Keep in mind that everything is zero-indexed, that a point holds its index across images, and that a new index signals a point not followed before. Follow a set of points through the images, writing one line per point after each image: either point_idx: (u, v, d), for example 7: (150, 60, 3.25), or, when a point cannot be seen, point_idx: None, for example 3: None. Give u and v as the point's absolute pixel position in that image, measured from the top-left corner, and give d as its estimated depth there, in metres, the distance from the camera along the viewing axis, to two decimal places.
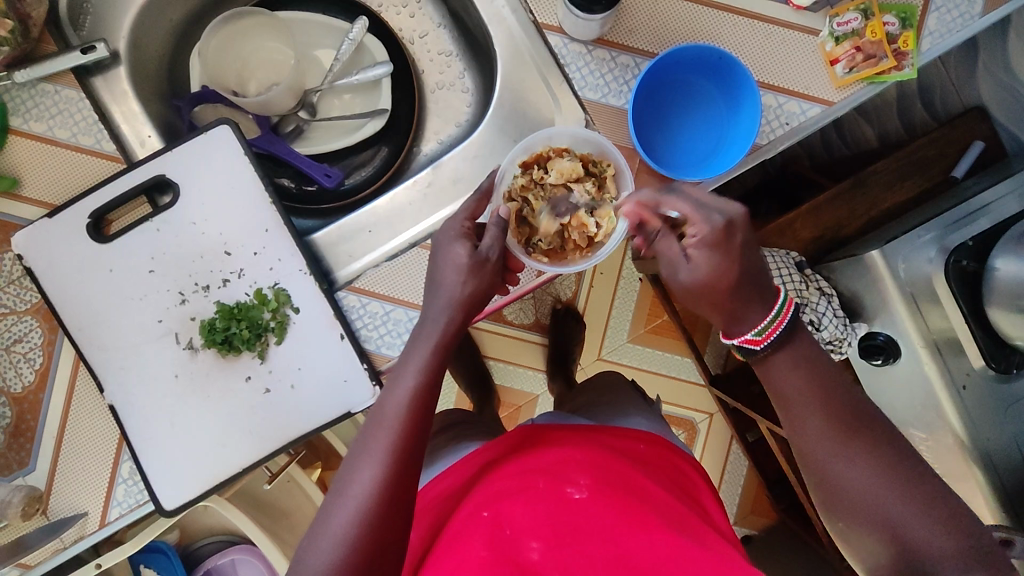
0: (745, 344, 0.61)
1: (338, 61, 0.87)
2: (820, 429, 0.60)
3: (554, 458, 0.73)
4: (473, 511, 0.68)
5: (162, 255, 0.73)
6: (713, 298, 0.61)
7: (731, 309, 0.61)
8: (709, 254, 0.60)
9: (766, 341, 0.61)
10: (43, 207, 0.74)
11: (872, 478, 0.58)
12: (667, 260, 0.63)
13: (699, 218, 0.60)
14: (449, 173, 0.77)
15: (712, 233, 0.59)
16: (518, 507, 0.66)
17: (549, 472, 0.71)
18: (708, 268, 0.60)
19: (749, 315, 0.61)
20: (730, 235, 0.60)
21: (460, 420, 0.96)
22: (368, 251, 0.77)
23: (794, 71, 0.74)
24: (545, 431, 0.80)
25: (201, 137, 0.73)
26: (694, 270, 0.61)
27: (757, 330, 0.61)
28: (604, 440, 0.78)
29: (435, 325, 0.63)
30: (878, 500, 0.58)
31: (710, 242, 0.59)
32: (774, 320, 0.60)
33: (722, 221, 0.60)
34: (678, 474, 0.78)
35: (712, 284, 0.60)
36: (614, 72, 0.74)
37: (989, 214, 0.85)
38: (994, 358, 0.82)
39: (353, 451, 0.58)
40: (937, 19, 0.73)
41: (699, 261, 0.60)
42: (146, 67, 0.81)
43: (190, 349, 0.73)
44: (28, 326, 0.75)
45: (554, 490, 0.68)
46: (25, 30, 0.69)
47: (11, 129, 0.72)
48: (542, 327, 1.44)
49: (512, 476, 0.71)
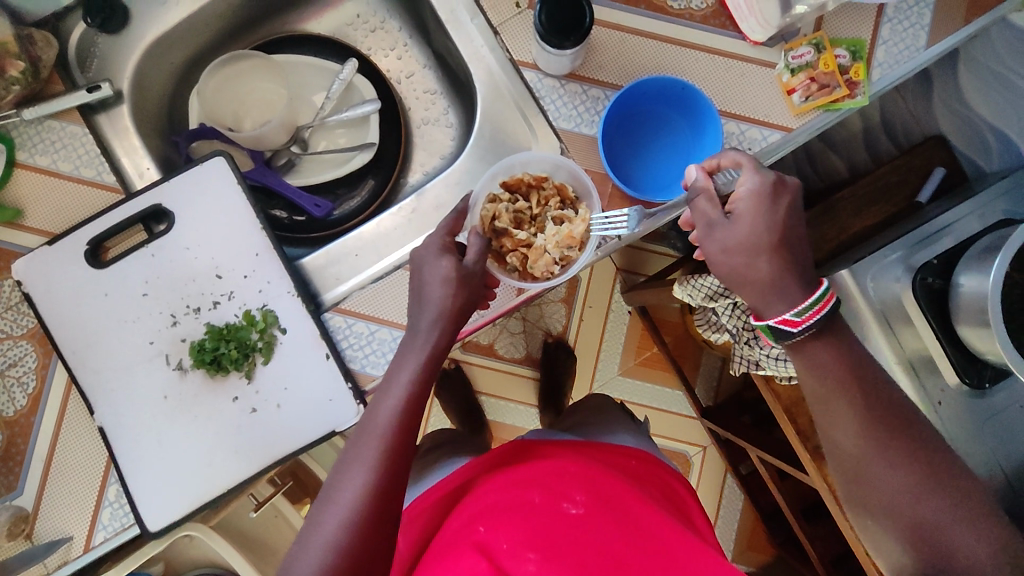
0: (784, 323, 0.67)
1: (328, 100, 0.92)
2: (860, 432, 0.68)
3: (548, 472, 0.76)
4: (468, 525, 0.71)
5: (156, 279, 0.76)
6: (759, 254, 0.67)
7: (773, 279, 0.67)
8: (763, 209, 0.67)
9: (805, 324, 0.66)
10: (43, 236, 0.77)
11: (912, 485, 0.67)
12: (704, 223, 0.70)
13: (752, 177, 0.68)
14: (432, 201, 0.82)
15: (766, 187, 0.67)
16: (514, 521, 0.69)
17: (544, 486, 0.74)
18: (758, 217, 0.67)
19: (787, 297, 0.67)
20: (779, 193, 0.68)
21: (454, 441, 0.99)
22: (353, 274, 0.80)
23: (754, 101, 0.79)
24: (535, 447, 0.83)
25: (197, 168, 0.77)
26: (735, 228, 0.67)
27: (796, 312, 0.66)
28: (594, 454, 0.82)
29: (427, 339, 0.68)
30: (913, 505, 0.66)
31: (764, 197, 0.67)
32: (813, 303, 0.66)
33: (774, 178, 0.68)
34: (667, 488, 0.82)
35: (755, 240, 0.67)
36: (586, 104, 0.79)
37: (954, 232, 0.91)
38: (967, 374, 0.88)
39: (343, 460, 0.64)
40: (885, 51, 0.79)
41: (746, 212, 0.67)
42: (148, 107, 0.86)
43: (179, 369, 0.75)
44: (23, 350, 0.77)
45: (550, 504, 0.71)
46: (35, 72, 0.75)
47: (18, 163, 0.77)
48: (534, 361, 1.47)
49: (508, 489, 0.74)
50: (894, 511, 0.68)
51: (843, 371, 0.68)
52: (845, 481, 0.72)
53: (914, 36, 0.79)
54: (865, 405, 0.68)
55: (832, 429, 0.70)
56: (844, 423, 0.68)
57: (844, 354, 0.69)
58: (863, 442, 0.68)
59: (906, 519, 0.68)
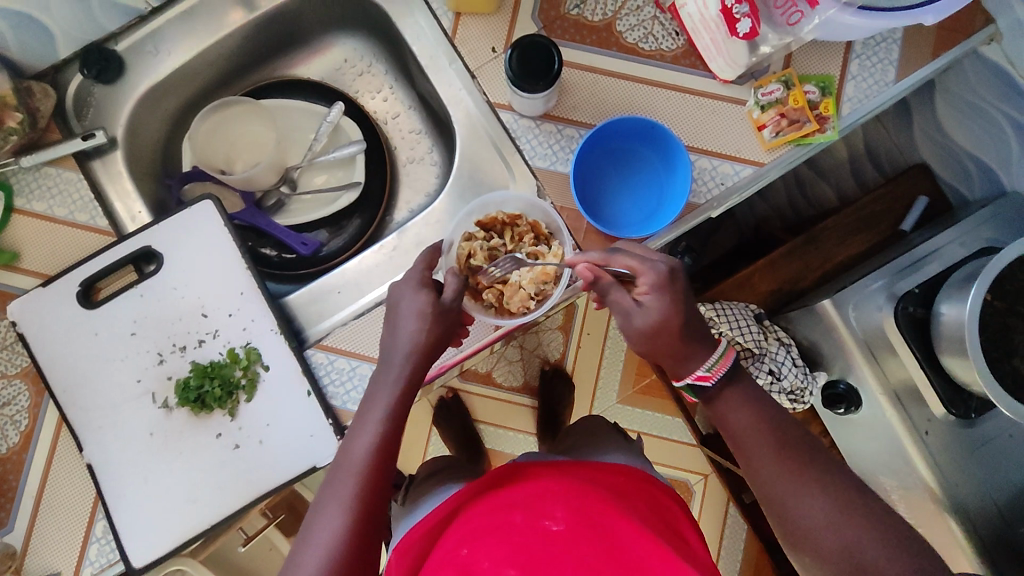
0: (697, 380, 0.70)
1: (316, 141, 0.95)
2: (773, 459, 0.67)
3: (529, 493, 0.76)
4: (451, 550, 0.70)
5: (144, 318, 0.79)
6: (665, 339, 0.68)
7: (683, 351, 0.69)
8: (655, 297, 0.68)
9: (716, 376, 0.70)
10: (39, 278, 0.80)
11: (829, 513, 0.64)
12: (619, 312, 0.70)
13: (647, 268, 0.68)
14: (413, 238, 0.84)
15: (659, 277, 0.68)
16: (497, 543, 0.68)
17: (526, 507, 0.73)
18: (661, 309, 0.68)
19: (696, 356, 0.70)
20: (673, 279, 0.69)
21: (448, 468, 0.98)
22: (336, 311, 0.82)
23: (725, 137, 0.80)
24: (520, 467, 0.83)
25: (186, 211, 0.80)
26: (646, 315, 0.68)
27: (707, 367, 0.70)
28: (581, 474, 0.80)
29: (400, 372, 0.69)
30: (841, 537, 0.63)
31: (659, 286, 0.68)
32: (718, 357, 0.70)
33: (665, 268, 0.69)
34: (659, 504, 0.78)
35: (667, 325, 0.68)
36: (561, 143, 0.81)
37: (941, 257, 0.90)
38: (954, 404, 0.87)
39: (321, 497, 0.66)
40: (854, 86, 0.80)
41: (653, 304, 0.68)
42: (142, 151, 0.89)
43: (165, 407, 0.77)
44: (17, 389, 0.79)
45: (531, 523, 0.70)
46: (33, 122, 0.79)
47: (15, 208, 0.80)
48: (531, 390, 1.47)
49: (494, 512, 0.73)
50: (826, 549, 0.63)
51: (764, 410, 0.70)
52: (779, 532, 0.68)
53: (883, 71, 0.80)
54: (778, 442, 0.68)
55: (748, 464, 0.69)
56: (759, 454, 0.68)
57: (747, 393, 0.71)
58: (775, 468, 0.67)
59: (836, 555, 0.63)
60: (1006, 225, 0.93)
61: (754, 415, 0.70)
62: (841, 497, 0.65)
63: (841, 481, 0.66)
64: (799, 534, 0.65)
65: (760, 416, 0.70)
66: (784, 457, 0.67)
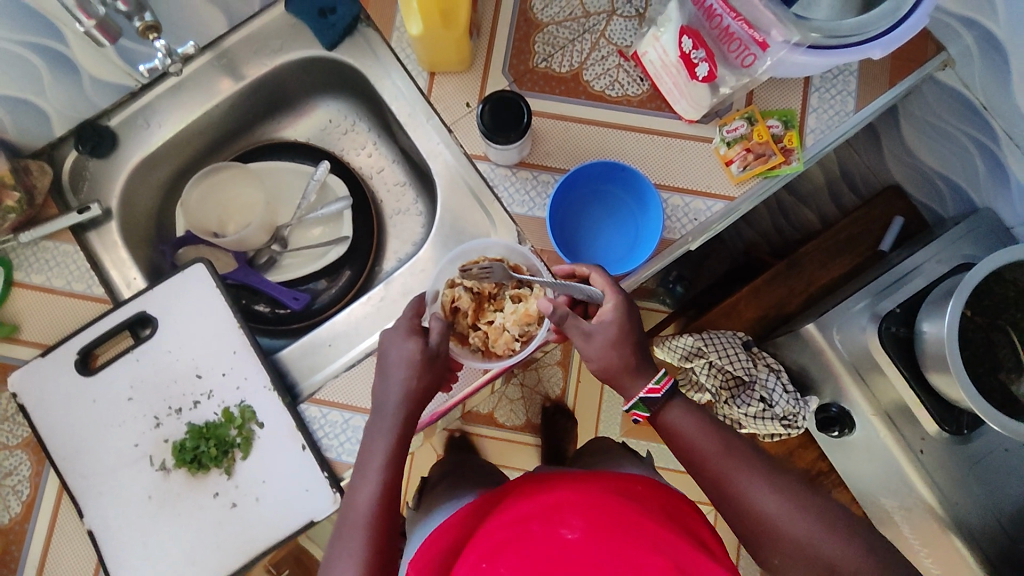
0: (649, 391, 0.71)
1: (304, 200, 0.98)
2: (727, 460, 0.69)
3: (546, 503, 0.70)
4: (472, 565, 0.66)
5: (140, 383, 0.81)
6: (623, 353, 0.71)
7: (635, 365, 0.72)
8: (617, 312, 0.72)
9: (664, 389, 0.71)
10: (38, 348, 0.83)
11: (787, 509, 0.65)
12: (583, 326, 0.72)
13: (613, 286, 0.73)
14: (400, 288, 0.86)
15: (622, 297, 0.72)
16: (514, 555, 0.64)
17: (541, 516, 0.68)
18: (620, 322, 0.71)
19: (642, 372, 0.72)
20: (632, 303, 0.73)
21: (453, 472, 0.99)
22: (328, 363, 0.84)
23: (695, 174, 0.83)
24: (534, 482, 0.77)
25: (180, 275, 0.83)
26: (609, 326, 0.71)
27: (655, 380, 0.71)
28: (596, 480, 0.74)
29: (394, 420, 0.71)
30: (802, 531, 0.64)
31: (621, 304, 0.72)
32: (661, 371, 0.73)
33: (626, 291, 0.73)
34: (678, 511, 0.73)
35: (623, 339, 0.72)
36: (537, 189, 0.84)
37: (923, 273, 0.91)
38: (947, 421, 0.87)
39: (334, 555, 0.67)
40: (815, 118, 0.83)
41: (614, 317, 0.71)
42: (137, 219, 0.93)
43: (163, 470, 0.79)
44: (18, 460, 0.81)
45: (547, 532, 0.65)
46: (30, 199, 0.83)
47: (15, 282, 0.83)
48: (534, 427, 1.46)
49: (508, 524, 0.69)
50: (787, 546, 0.64)
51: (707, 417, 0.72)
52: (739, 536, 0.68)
53: (842, 102, 0.84)
54: (728, 444, 0.70)
55: (704, 468, 0.70)
56: (713, 457, 0.69)
57: (689, 402, 0.73)
58: (730, 468, 0.68)
59: (802, 551, 0.64)
60: (985, 239, 0.94)
61: (701, 421, 0.72)
62: (796, 495, 0.67)
63: (788, 475, 0.69)
64: (770, 541, 0.66)
65: (703, 422, 0.72)
66: (736, 457, 0.69)
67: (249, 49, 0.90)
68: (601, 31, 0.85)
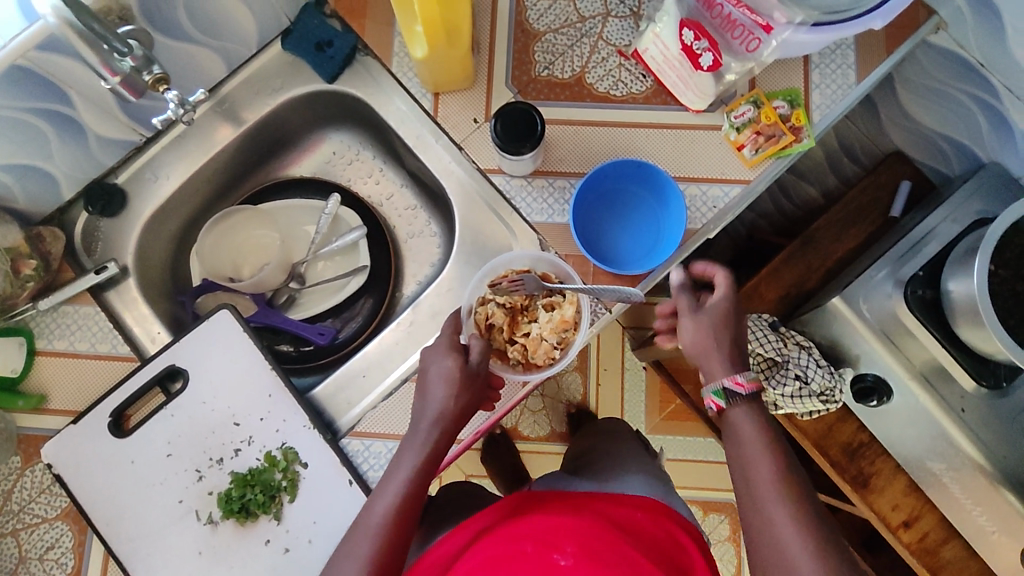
0: (736, 381, 0.69)
1: (318, 233, 0.98)
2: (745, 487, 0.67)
3: (546, 524, 0.72)
4: None
5: (178, 438, 0.79)
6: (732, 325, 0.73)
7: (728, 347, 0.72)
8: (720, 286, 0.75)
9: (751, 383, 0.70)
10: (68, 415, 0.81)
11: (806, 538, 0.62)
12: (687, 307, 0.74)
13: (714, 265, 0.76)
14: (427, 310, 0.86)
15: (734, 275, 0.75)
16: None
17: (538, 536, 0.70)
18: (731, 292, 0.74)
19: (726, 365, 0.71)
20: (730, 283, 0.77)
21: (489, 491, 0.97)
22: (364, 395, 0.83)
23: (709, 163, 0.83)
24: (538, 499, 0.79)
25: (204, 324, 0.81)
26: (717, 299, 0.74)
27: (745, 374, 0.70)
28: (599, 506, 0.77)
29: (427, 438, 0.70)
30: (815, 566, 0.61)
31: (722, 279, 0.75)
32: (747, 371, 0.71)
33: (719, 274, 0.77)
34: (676, 538, 0.75)
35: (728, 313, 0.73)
36: (555, 195, 0.83)
37: (937, 236, 0.90)
38: (983, 376, 0.88)
39: (341, 554, 0.66)
40: (820, 94, 0.84)
41: (724, 291, 0.74)
42: (154, 273, 0.92)
43: (210, 523, 0.77)
44: (59, 531, 0.80)
45: (540, 555, 0.67)
46: (47, 265, 0.82)
47: (38, 351, 0.82)
48: (561, 436, 1.42)
49: (504, 542, 0.70)
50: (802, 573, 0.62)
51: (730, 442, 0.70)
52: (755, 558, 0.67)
53: (843, 75, 0.84)
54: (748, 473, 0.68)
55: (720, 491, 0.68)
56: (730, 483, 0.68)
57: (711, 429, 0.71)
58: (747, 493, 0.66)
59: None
60: (994, 193, 0.95)
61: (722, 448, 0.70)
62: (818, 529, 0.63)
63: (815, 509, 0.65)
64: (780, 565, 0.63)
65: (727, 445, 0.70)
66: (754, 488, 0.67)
67: (250, 91, 0.90)
68: (598, 33, 0.86)
